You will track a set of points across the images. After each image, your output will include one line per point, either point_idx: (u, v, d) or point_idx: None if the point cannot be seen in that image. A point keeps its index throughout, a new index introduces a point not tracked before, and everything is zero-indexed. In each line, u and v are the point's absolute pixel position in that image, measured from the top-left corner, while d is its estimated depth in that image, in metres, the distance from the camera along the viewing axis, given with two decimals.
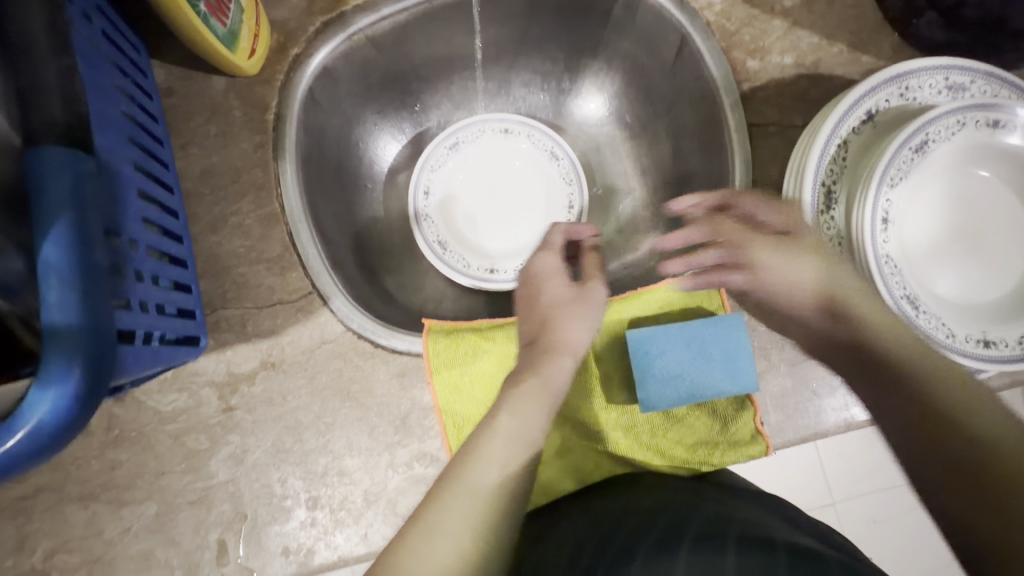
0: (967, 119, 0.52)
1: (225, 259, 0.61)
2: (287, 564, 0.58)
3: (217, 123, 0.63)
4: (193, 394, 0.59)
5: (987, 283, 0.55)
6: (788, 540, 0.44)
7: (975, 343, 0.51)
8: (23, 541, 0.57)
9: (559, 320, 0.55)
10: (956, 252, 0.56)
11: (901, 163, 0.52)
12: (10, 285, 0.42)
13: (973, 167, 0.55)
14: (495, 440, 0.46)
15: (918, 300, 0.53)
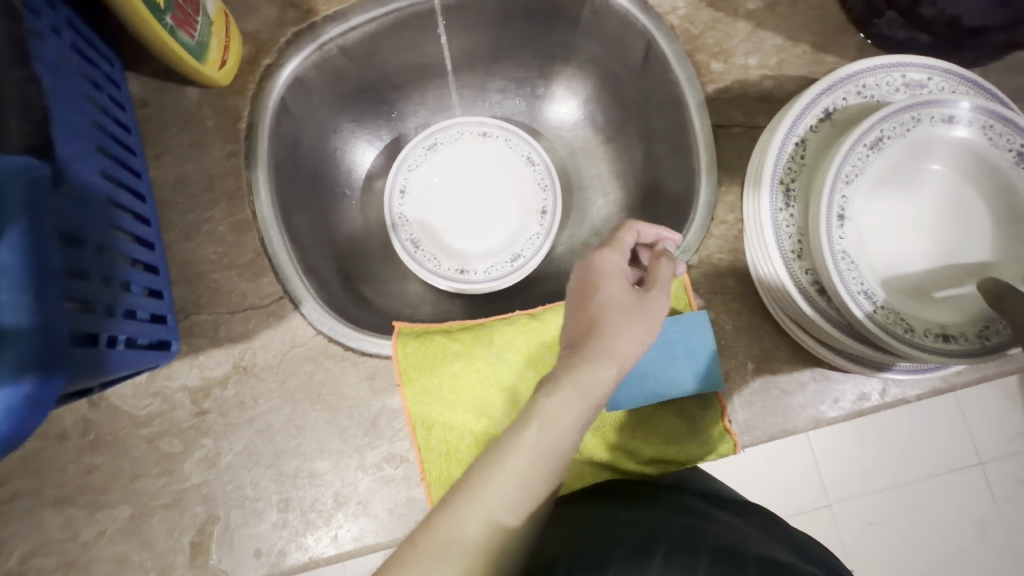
0: (919, 116, 0.52)
1: (198, 265, 0.62)
2: (259, 565, 0.58)
3: (190, 132, 0.64)
4: (167, 399, 0.60)
5: (947, 278, 0.55)
6: (763, 553, 0.42)
7: (934, 337, 0.51)
8: (1, 545, 0.58)
9: (614, 323, 0.49)
10: (915, 249, 0.56)
11: (855, 159, 0.53)
12: None
13: (929, 163, 0.56)
14: (519, 457, 0.44)
15: (875, 296, 0.53)
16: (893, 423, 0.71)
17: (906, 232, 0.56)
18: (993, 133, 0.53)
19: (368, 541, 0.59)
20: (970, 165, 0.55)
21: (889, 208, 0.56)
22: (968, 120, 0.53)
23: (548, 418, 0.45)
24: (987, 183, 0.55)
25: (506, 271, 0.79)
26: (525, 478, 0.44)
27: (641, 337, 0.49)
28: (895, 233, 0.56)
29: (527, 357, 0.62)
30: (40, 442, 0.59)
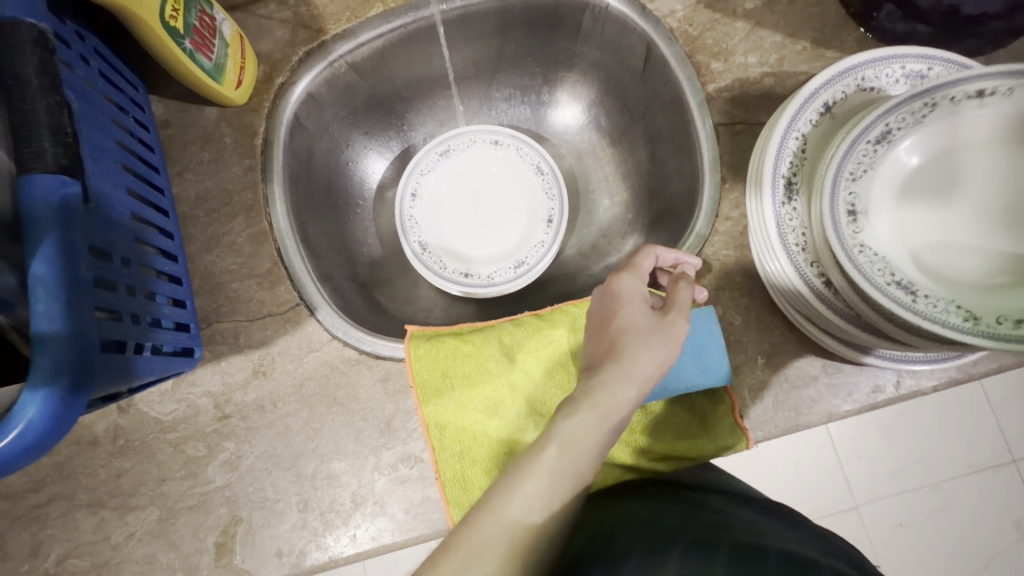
0: (935, 100, 0.48)
1: (219, 275, 0.65)
2: (280, 565, 0.60)
3: (210, 149, 0.68)
4: (190, 404, 0.62)
5: (1016, 259, 0.48)
6: (782, 547, 0.43)
7: (1013, 324, 0.44)
8: (38, 547, 0.61)
9: (630, 345, 0.50)
10: (969, 231, 0.50)
11: (862, 155, 0.50)
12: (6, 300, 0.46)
13: (978, 142, 0.50)
14: (535, 479, 0.46)
15: (915, 288, 0.48)
16: (924, 421, 0.69)
17: (966, 222, 0.50)
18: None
19: (386, 541, 0.61)
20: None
21: (934, 198, 0.51)
22: (1005, 91, 0.47)
23: (565, 440, 0.47)
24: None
25: (509, 277, 0.80)
26: (543, 497, 0.46)
27: (659, 359, 0.50)
28: (949, 224, 0.50)
29: (537, 357, 0.63)
30: (73, 448, 0.62)
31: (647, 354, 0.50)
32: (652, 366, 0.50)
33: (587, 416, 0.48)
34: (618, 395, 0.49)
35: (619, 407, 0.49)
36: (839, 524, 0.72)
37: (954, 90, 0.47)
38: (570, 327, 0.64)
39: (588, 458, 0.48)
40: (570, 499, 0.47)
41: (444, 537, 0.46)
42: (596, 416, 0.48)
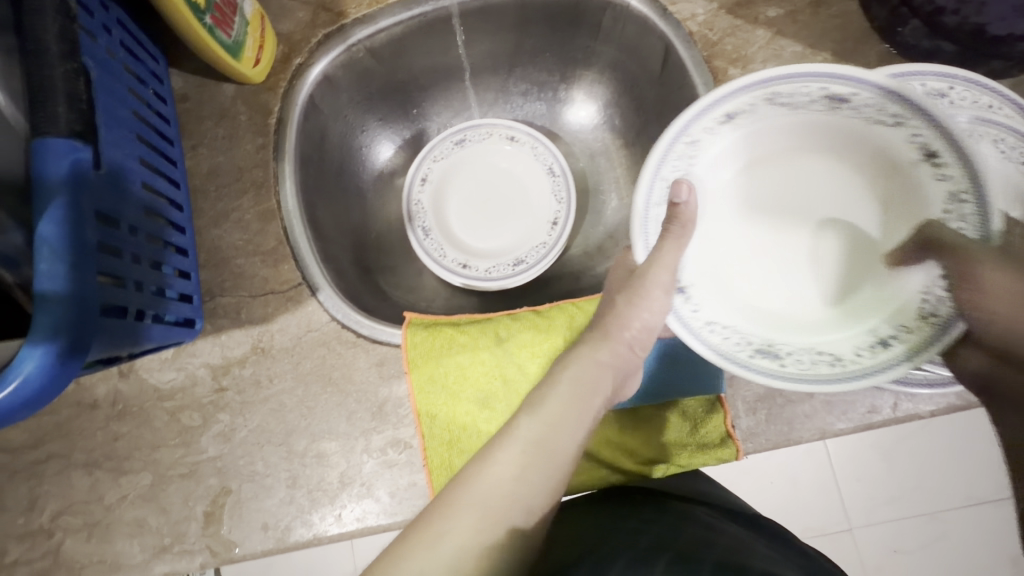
0: (696, 134, 0.50)
1: (225, 251, 0.66)
2: (266, 538, 0.61)
3: (225, 125, 0.69)
4: (189, 374, 0.64)
5: (832, 255, 0.51)
6: (765, 567, 0.43)
7: (870, 351, 0.45)
8: (34, 502, 0.62)
9: (618, 313, 0.54)
10: (788, 246, 0.53)
11: (661, 221, 0.52)
12: (12, 255, 0.49)
13: (742, 156, 0.52)
14: (517, 448, 0.46)
15: (775, 348, 0.48)
16: (931, 444, 0.67)
17: (802, 228, 0.52)
18: (780, 99, 0.47)
19: (371, 523, 0.61)
20: (789, 126, 0.50)
21: (764, 218, 0.53)
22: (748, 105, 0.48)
23: (546, 408, 0.48)
24: (837, 133, 0.48)
25: (507, 274, 0.81)
26: (524, 468, 0.45)
27: (649, 325, 0.53)
28: (787, 237, 0.53)
29: (532, 353, 0.63)
30: (73, 409, 0.63)
31: (640, 313, 0.52)
32: (646, 330, 0.53)
33: (570, 394, 0.49)
34: (602, 378, 0.51)
35: (598, 386, 0.50)
36: (831, 545, 0.72)
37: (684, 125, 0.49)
38: (567, 325, 0.64)
39: (570, 430, 0.47)
40: (553, 474, 0.46)
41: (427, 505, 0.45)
42: (578, 391, 0.49)
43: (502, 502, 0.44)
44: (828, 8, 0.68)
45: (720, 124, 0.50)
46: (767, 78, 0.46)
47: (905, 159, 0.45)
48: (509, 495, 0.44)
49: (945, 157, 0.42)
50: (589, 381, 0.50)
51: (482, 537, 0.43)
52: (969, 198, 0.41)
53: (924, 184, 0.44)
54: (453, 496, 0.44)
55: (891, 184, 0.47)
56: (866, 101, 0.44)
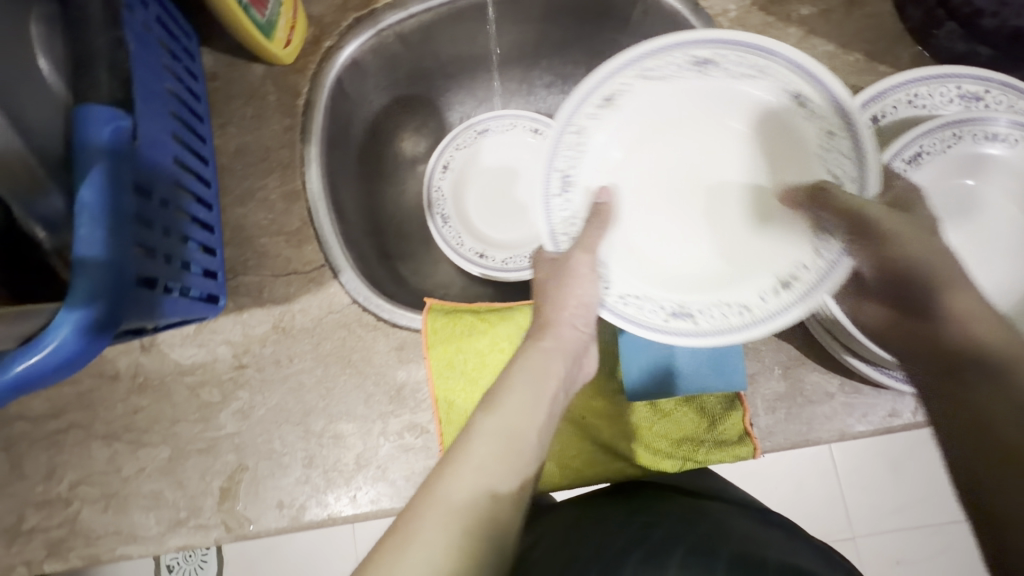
0: (579, 123, 0.54)
1: (250, 230, 0.66)
2: (280, 516, 0.61)
3: (254, 105, 0.69)
4: (210, 350, 0.64)
5: (736, 210, 0.56)
6: (783, 559, 0.45)
7: (773, 292, 0.50)
8: (53, 471, 0.63)
9: (553, 298, 0.53)
10: (691, 210, 0.57)
11: (561, 212, 0.55)
12: (54, 220, 0.49)
13: (627, 138, 0.57)
14: (481, 443, 0.45)
15: (688, 308, 0.52)
16: None
17: (693, 196, 0.57)
18: (653, 73, 0.53)
19: (385, 505, 0.61)
20: (666, 98, 0.55)
21: (659, 189, 0.58)
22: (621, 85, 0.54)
23: (503, 400, 0.48)
24: (711, 99, 0.54)
25: (524, 266, 0.80)
26: (496, 461, 0.45)
27: (588, 303, 0.52)
28: (682, 205, 0.57)
29: None
30: (94, 380, 0.64)
31: (570, 298, 0.52)
32: (583, 306, 0.52)
33: (526, 383, 0.49)
34: (551, 366, 0.51)
35: (549, 372, 0.50)
36: None
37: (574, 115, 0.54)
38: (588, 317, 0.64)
39: (529, 417, 0.47)
40: (521, 465, 0.45)
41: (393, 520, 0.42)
42: (534, 381, 0.49)
43: (471, 498, 0.42)
44: (862, 8, 0.67)
45: (601, 108, 0.55)
46: (641, 56, 0.52)
47: (776, 107, 0.52)
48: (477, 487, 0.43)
49: (812, 99, 0.50)
50: (540, 371, 0.50)
51: (453, 535, 0.40)
52: (839, 132, 0.49)
53: (801, 128, 0.51)
54: (422, 503, 0.42)
55: (766, 135, 0.54)
56: (732, 60, 0.51)
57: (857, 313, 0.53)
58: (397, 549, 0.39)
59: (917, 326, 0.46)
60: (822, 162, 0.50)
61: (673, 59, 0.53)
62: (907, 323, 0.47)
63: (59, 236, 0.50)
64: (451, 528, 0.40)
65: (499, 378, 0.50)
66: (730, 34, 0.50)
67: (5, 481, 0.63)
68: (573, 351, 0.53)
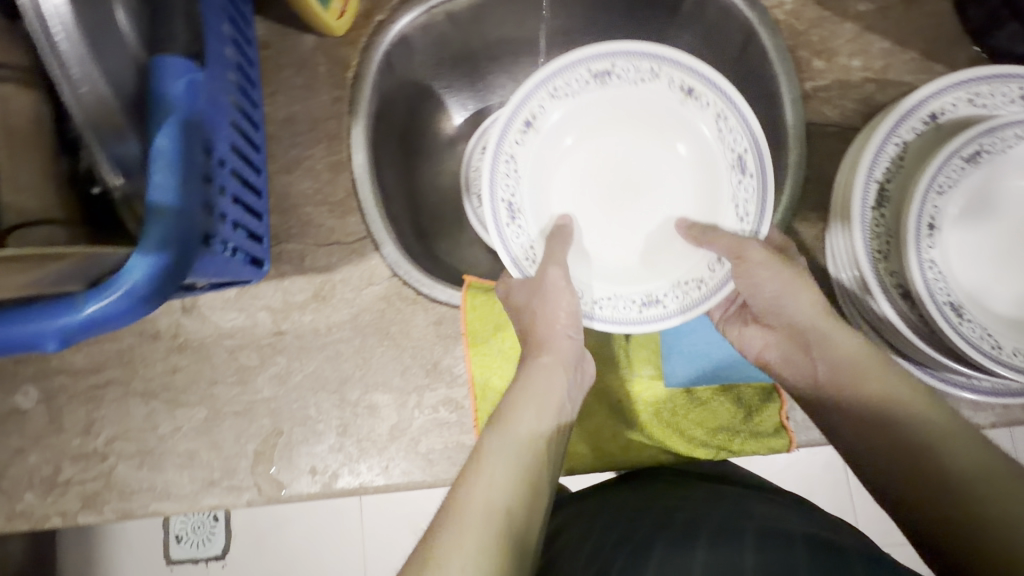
0: (509, 150, 0.59)
1: (294, 198, 0.67)
2: (313, 482, 0.62)
3: (304, 75, 0.69)
4: (250, 315, 0.64)
5: (664, 198, 0.64)
6: (810, 532, 0.45)
7: (714, 267, 0.58)
8: (90, 425, 0.63)
9: (540, 315, 0.56)
10: (626, 204, 0.64)
11: (517, 240, 0.59)
12: (126, 165, 0.46)
13: (550, 155, 0.62)
14: (494, 461, 0.47)
15: (652, 298, 0.59)
16: None
17: (629, 189, 0.64)
18: (563, 91, 0.59)
19: (416, 478, 0.62)
20: (580, 109, 0.61)
21: (587, 189, 0.64)
22: (535, 110, 0.59)
23: (510, 421, 0.50)
24: (618, 102, 0.61)
25: None
26: (512, 478, 0.46)
27: (574, 312, 0.56)
28: (622, 200, 0.64)
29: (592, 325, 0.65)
30: (135, 338, 0.64)
31: (559, 311, 0.56)
32: (573, 316, 0.56)
33: (531, 397, 0.52)
34: (552, 381, 0.54)
35: (552, 389, 0.53)
36: None
37: (506, 143, 0.58)
38: None
39: (535, 435, 0.50)
40: (535, 480, 0.48)
41: (423, 532, 0.43)
42: (538, 403, 0.52)
43: (498, 517, 0.44)
44: (919, 6, 0.68)
45: (524, 132, 0.60)
46: (550, 77, 0.57)
47: (672, 100, 0.60)
48: (503, 504, 0.45)
49: (700, 91, 0.58)
50: (541, 390, 0.53)
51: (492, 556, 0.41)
52: (728, 114, 0.57)
53: (695, 115, 0.60)
54: (452, 514, 0.43)
55: (671, 124, 0.61)
56: (625, 68, 0.58)
57: (744, 342, 0.59)
58: (436, 554, 0.40)
59: (799, 361, 0.54)
60: (723, 141, 0.59)
61: (577, 78, 0.58)
62: (793, 359, 0.55)
63: (134, 183, 0.47)
64: (480, 536, 0.42)
65: (505, 399, 0.53)
66: (620, 49, 0.56)
67: (42, 433, 0.63)
68: (569, 363, 0.56)
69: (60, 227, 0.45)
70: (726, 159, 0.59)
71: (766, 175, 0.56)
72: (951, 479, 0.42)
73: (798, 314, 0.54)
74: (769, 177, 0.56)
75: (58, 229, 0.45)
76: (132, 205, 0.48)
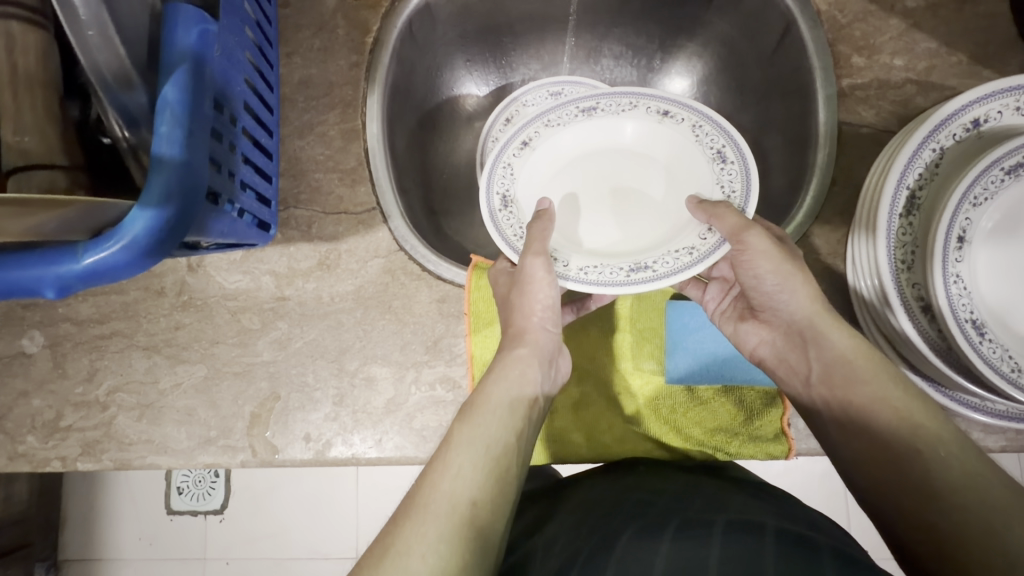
0: (508, 161, 0.59)
1: (305, 163, 0.66)
2: (306, 449, 0.62)
3: (322, 38, 0.68)
4: (254, 278, 0.64)
5: (664, 206, 0.60)
6: (780, 525, 0.45)
7: (703, 236, 0.54)
8: (93, 374, 0.64)
9: (517, 305, 0.54)
10: (627, 213, 0.61)
11: (509, 226, 0.57)
12: (133, 116, 0.45)
13: (543, 177, 0.62)
14: (462, 451, 0.45)
15: (639, 265, 0.54)
16: None
17: (631, 199, 0.62)
18: (555, 122, 0.61)
19: (407, 453, 0.62)
20: (571, 141, 0.62)
21: (581, 206, 0.62)
22: (532, 134, 0.60)
23: (482, 410, 0.48)
24: (607, 132, 0.62)
25: None
26: (480, 470, 0.44)
27: (552, 302, 0.54)
28: (623, 208, 0.62)
29: (598, 316, 0.64)
30: (140, 292, 0.65)
31: (537, 302, 0.54)
32: (550, 307, 0.54)
33: (503, 387, 0.50)
34: (526, 372, 0.52)
35: (527, 380, 0.51)
36: None
37: (505, 152, 0.59)
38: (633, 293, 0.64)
39: (508, 425, 0.48)
40: (507, 470, 0.46)
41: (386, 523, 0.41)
42: (512, 394, 0.50)
43: (461, 510, 0.41)
44: (973, 6, 0.64)
45: (520, 150, 0.60)
46: (542, 112, 0.60)
47: (651, 124, 0.60)
48: (468, 498, 0.42)
49: (673, 111, 0.58)
50: (517, 381, 0.51)
51: (450, 555, 0.39)
52: (704, 123, 0.57)
53: (674, 132, 0.59)
54: (417, 505, 0.41)
55: (660, 142, 0.61)
56: (608, 103, 0.60)
57: (740, 338, 0.58)
58: (396, 546, 0.39)
59: (792, 360, 0.53)
60: (701, 142, 0.57)
61: (565, 113, 0.61)
62: (787, 357, 0.54)
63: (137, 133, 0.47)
64: (443, 526, 0.40)
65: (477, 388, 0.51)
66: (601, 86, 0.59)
67: (46, 377, 0.64)
68: (546, 355, 0.54)
69: (61, 171, 0.46)
70: (705, 156, 0.57)
71: (748, 162, 0.54)
72: (941, 506, 0.41)
73: (796, 311, 0.52)
74: (750, 162, 0.54)
75: (60, 173, 0.46)
76: (138, 154, 0.48)
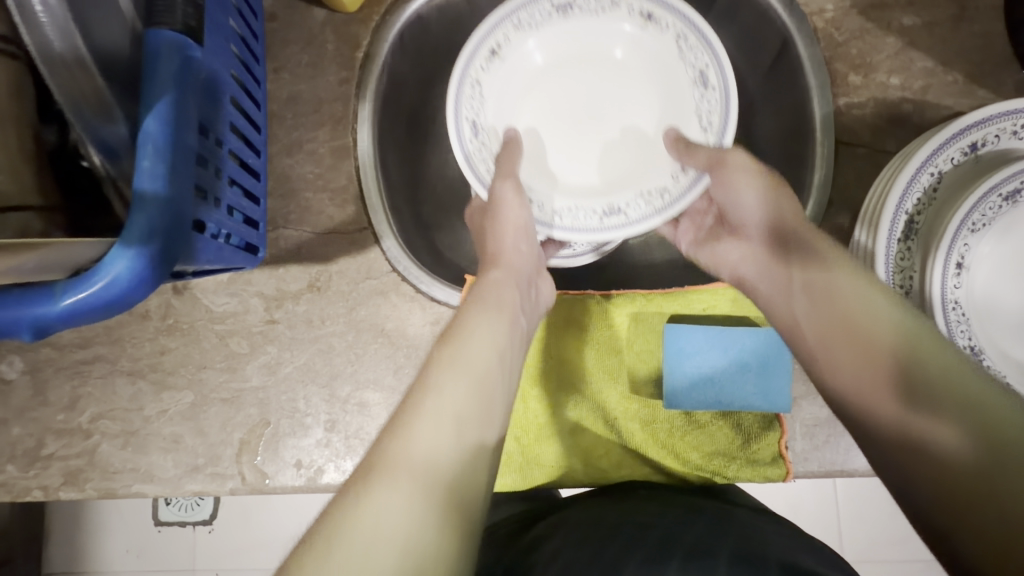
0: (476, 75, 0.57)
1: (295, 181, 0.64)
2: (297, 475, 0.61)
3: (310, 53, 0.66)
4: (243, 301, 0.63)
5: (636, 130, 0.62)
6: (784, 558, 0.44)
7: (677, 176, 0.57)
8: (75, 401, 0.62)
9: (491, 230, 0.55)
10: (599, 139, 0.63)
11: (480, 158, 0.58)
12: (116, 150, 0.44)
13: (520, 86, 0.62)
14: (442, 384, 0.42)
15: (614, 207, 0.58)
16: None
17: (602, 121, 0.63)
18: (527, 23, 0.58)
19: None
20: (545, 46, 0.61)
21: (552, 129, 0.63)
22: (503, 39, 0.58)
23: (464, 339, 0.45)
24: (584, 38, 0.61)
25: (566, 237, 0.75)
26: (463, 399, 0.42)
27: (524, 225, 0.55)
28: (594, 133, 0.63)
29: (596, 337, 0.62)
30: (123, 316, 0.63)
31: (510, 225, 0.55)
32: (523, 230, 0.55)
33: (483, 315, 0.48)
34: (503, 293, 0.51)
35: (505, 299, 0.50)
36: None
37: (474, 63, 0.56)
38: (631, 315, 0.63)
39: (492, 352, 0.46)
40: (485, 427, 0.42)
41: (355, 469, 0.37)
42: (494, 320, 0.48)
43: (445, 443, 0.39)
44: (969, 24, 0.63)
45: (490, 60, 0.58)
46: (513, 11, 0.56)
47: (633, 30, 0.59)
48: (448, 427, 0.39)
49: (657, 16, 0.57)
50: (497, 304, 0.49)
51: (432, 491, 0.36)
52: (688, 34, 0.56)
53: (656, 42, 0.58)
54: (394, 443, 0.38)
55: (638, 54, 0.61)
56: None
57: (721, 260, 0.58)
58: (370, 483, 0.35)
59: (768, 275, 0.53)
60: (685, 59, 0.57)
61: (538, 12, 0.58)
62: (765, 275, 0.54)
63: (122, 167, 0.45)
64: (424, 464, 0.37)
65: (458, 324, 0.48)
66: None
67: (26, 405, 0.62)
68: (521, 279, 0.54)
69: (34, 213, 0.45)
70: (688, 77, 0.58)
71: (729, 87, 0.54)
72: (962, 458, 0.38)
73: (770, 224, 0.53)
74: (731, 89, 0.54)
75: (34, 216, 0.45)
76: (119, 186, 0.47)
